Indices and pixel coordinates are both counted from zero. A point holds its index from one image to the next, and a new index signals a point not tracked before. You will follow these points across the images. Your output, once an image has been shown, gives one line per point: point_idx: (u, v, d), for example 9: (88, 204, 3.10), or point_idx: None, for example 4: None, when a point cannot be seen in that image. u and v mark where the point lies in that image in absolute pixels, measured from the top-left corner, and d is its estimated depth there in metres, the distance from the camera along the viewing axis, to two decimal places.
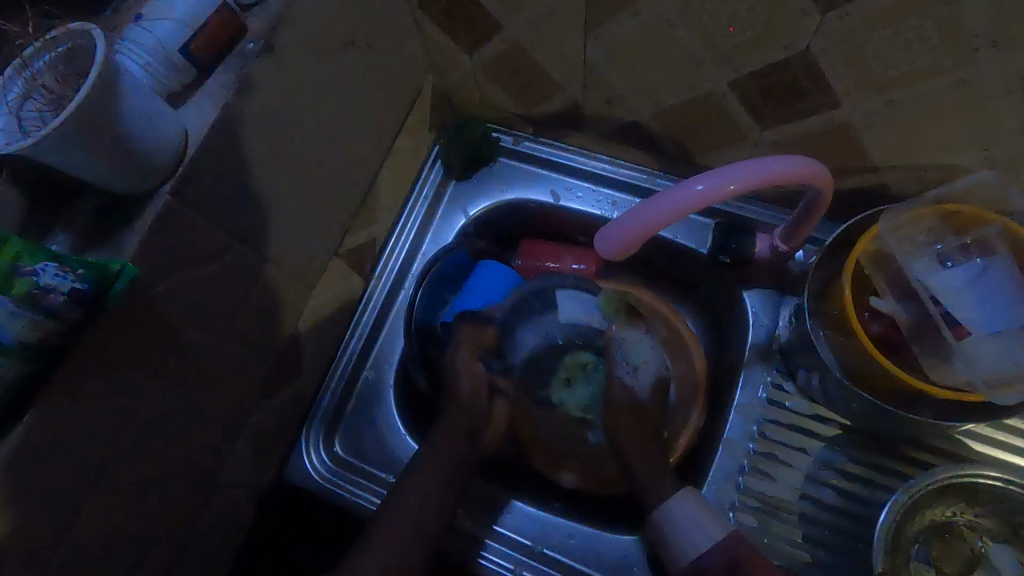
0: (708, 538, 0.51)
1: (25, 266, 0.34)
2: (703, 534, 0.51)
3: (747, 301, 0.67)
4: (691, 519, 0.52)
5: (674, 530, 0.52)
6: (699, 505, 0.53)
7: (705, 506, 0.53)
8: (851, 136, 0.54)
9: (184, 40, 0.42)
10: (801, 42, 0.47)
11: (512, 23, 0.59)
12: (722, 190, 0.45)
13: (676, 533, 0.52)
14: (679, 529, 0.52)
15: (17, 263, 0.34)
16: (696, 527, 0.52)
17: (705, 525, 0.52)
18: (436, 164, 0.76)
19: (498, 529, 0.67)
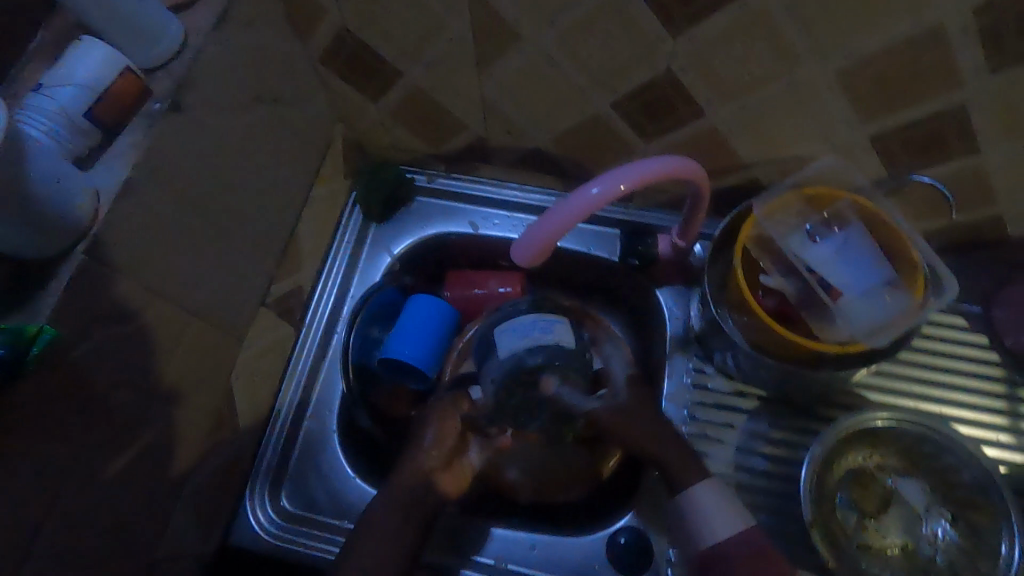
0: (729, 528, 0.52)
1: None
2: (723, 525, 0.52)
3: (661, 298, 0.74)
4: (715, 506, 0.53)
5: (695, 518, 0.54)
6: (723, 497, 0.54)
7: (730, 497, 0.54)
8: (719, 140, 0.63)
9: (88, 105, 0.43)
10: (661, 64, 0.55)
11: (411, 70, 0.64)
12: (615, 190, 0.51)
13: (698, 523, 0.53)
14: (701, 520, 0.53)
15: None
16: (718, 516, 0.53)
17: (725, 514, 0.53)
18: (355, 209, 0.79)
19: (477, 559, 0.67)
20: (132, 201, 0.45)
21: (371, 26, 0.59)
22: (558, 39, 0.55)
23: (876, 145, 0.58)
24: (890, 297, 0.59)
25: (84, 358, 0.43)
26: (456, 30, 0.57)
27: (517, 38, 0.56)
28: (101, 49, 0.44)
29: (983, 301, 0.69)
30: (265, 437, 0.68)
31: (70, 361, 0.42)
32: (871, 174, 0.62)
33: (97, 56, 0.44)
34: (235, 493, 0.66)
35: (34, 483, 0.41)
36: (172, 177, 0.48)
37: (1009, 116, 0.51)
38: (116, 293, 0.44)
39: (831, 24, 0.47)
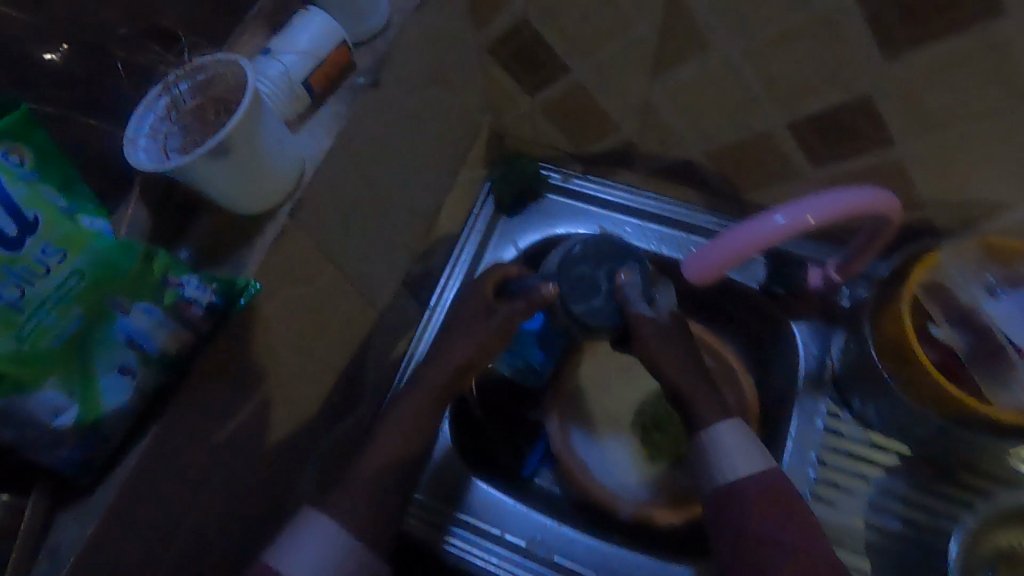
0: (750, 466, 0.50)
1: (173, 278, 0.39)
2: (744, 462, 0.50)
3: (796, 332, 0.70)
4: (736, 448, 0.51)
5: (711, 459, 0.51)
6: (745, 440, 0.51)
7: (750, 439, 0.52)
8: (901, 175, 0.58)
9: (308, 73, 0.44)
10: (860, 87, 0.52)
11: (578, 67, 0.63)
12: (802, 222, 0.47)
13: (720, 459, 0.50)
14: (723, 456, 0.51)
15: (167, 274, 0.39)
16: (738, 456, 0.50)
17: (746, 457, 0.50)
18: (488, 200, 0.79)
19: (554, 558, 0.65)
20: (328, 170, 0.46)
21: (552, 19, 0.59)
22: (749, 52, 0.53)
23: None
24: None
25: (272, 314, 0.45)
26: (641, 31, 0.56)
27: (704, 46, 0.54)
28: (323, 18, 0.45)
29: None
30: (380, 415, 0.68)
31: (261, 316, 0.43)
32: None
33: (321, 25, 0.45)
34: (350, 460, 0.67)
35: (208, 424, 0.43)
36: (362, 150, 0.50)
37: None
38: (301, 255, 0.46)
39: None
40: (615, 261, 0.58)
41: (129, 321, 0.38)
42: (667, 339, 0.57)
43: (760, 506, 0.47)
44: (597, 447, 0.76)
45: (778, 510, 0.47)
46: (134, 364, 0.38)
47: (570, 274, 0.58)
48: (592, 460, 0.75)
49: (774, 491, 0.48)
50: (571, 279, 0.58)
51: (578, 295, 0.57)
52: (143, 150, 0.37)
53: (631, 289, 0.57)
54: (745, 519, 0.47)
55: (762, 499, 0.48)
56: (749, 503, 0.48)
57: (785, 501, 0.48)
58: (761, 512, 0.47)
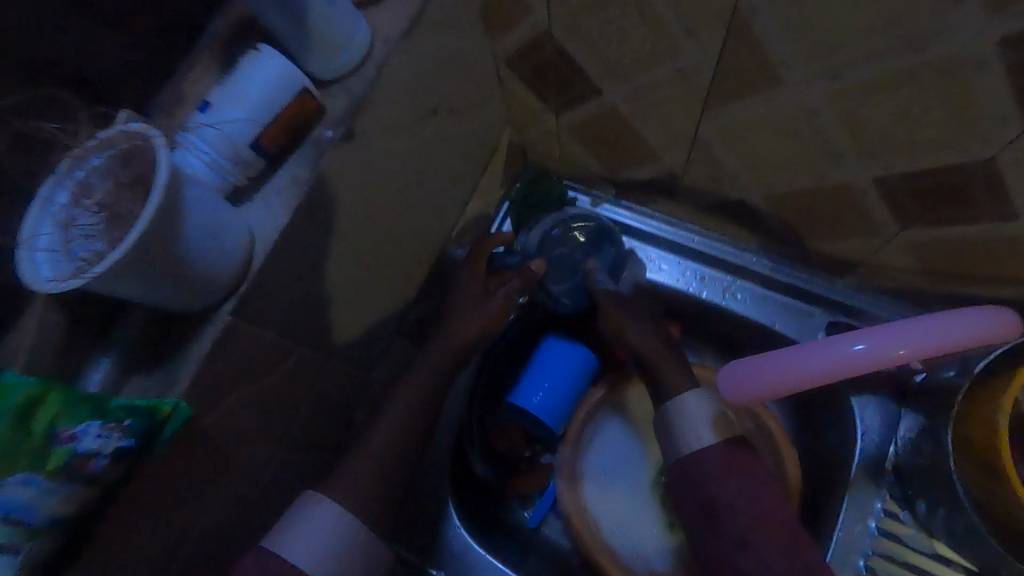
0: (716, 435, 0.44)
1: (64, 431, 0.29)
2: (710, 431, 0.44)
3: (856, 410, 0.59)
4: (699, 414, 0.45)
5: (672, 429, 0.45)
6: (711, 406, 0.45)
7: (717, 404, 0.46)
8: (1019, 251, 0.45)
9: (256, 134, 0.36)
10: (982, 150, 0.39)
11: (612, 90, 0.51)
12: (889, 355, 0.36)
13: (682, 425, 0.45)
14: (686, 422, 0.45)
15: (53, 427, 0.29)
16: (703, 422, 0.44)
17: (711, 424, 0.44)
18: (505, 224, 0.69)
19: None
20: (288, 250, 0.38)
21: (578, 34, 0.47)
22: (833, 96, 0.40)
23: None
24: None
25: (224, 419, 0.38)
26: (692, 60, 0.44)
27: (773, 83, 0.42)
28: (277, 62, 0.36)
29: None
30: None
31: (208, 430, 0.37)
32: None
33: (272, 70, 0.36)
34: None
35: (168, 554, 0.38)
36: (337, 214, 0.41)
37: None
38: (258, 350, 0.39)
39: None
40: (587, 242, 0.62)
41: (4, 497, 0.27)
42: (635, 312, 0.56)
43: (722, 478, 0.42)
44: (612, 507, 0.68)
45: (745, 480, 0.42)
46: (18, 540, 0.29)
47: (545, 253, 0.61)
48: (604, 521, 0.67)
49: (741, 461, 0.43)
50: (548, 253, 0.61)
51: (551, 272, 0.60)
52: (43, 255, 0.30)
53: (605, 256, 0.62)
54: (706, 489, 0.42)
55: (725, 471, 0.42)
56: (713, 476, 0.42)
57: (751, 473, 0.42)
58: (724, 482, 0.42)
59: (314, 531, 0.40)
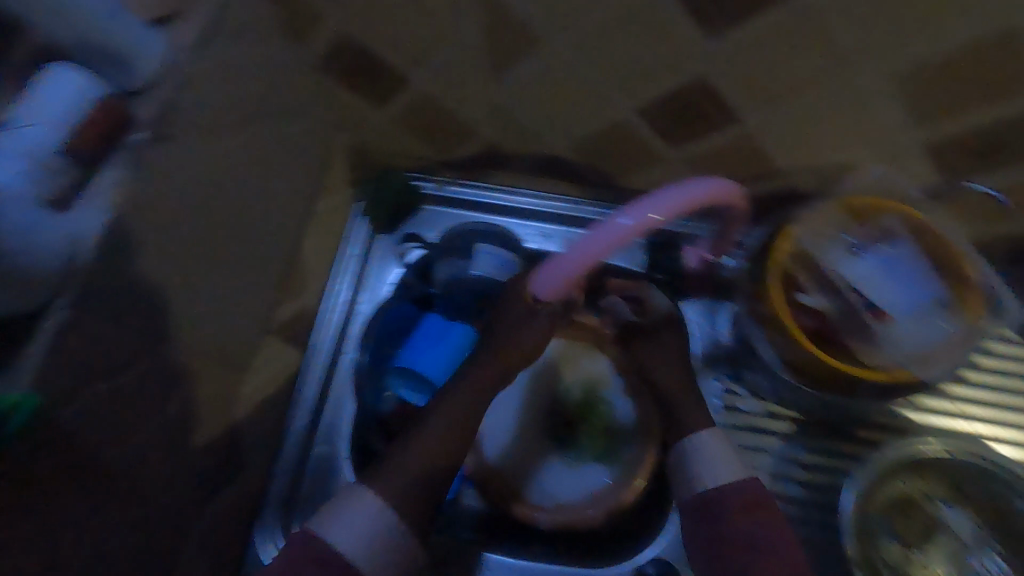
0: (730, 470, 0.50)
1: None
2: (722, 466, 0.51)
3: (686, 312, 0.69)
4: (714, 450, 0.52)
5: (691, 459, 0.53)
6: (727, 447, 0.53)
7: (729, 444, 0.53)
8: (754, 147, 0.57)
9: (63, 140, 0.39)
10: (692, 67, 0.50)
11: (416, 75, 0.59)
12: (649, 220, 0.46)
13: (696, 462, 0.51)
14: (700, 458, 0.52)
15: None
16: (717, 459, 0.52)
17: (726, 461, 0.51)
18: (362, 221, 0.75)
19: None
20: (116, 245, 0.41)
21: (373, 27, 0.54)
22: (578, 43, 0.50)
23: (932, 152, 0.52)
24: (941, 321, 0.55)
25: (80, 416, 0.40)
26: (467, 33, 0.52)
27: (533, 42, 0.51)
28: (75, 76, 0.40)
29: None
30: (274, 465, 0.66)
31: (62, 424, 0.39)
32: (922, 184, 0.56)
33: (69, 84, 0.39)
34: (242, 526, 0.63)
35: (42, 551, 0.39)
36: (154, 213, 0.45)
37: None
38: (102, 344, 0.41)
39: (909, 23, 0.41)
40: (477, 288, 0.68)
41: None
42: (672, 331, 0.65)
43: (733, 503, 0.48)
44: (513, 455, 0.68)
45: (756, 515, 0.46)
46: None
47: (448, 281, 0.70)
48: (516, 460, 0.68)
49: (752, 494, 0.48)
50: (448, 275, 0.70)
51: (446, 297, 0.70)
52: None
53: (494, 285, 0.68)
54: (720, 517, 0.48)
55: (740, 504, 0.47)
56: (723, 503, 0.48)
57: (762, 502, 0.48)
58: (732, 509, 0.48)
59: (350, 521, 0.45)
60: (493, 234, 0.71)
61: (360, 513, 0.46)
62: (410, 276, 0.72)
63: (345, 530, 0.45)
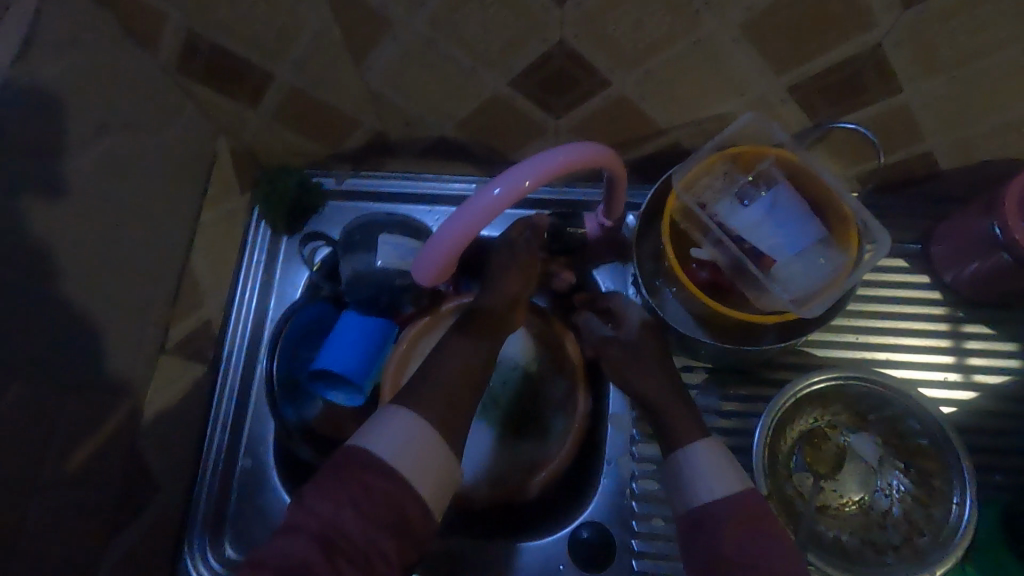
0: (726, 489, 0.48)
1: None
2: (720, 484, 0.49)
3: (596, 279, 0.70)
4: (713, 466, 0.49)
5: (687, 474, 0.50)
6: (724, 459, 0.50)
7: (727, 457, 0.51)
8: (633, 108, 0.57)
9: None
10: (552, 34, 0.49)
11: (281, 70, 0.56)
12: (519, 188, 0.44)
13: (693, 480, 0.49)
14: (697, 477, 0.49)
15: None
16: (714, 475, 0.49)
17: (723, 476, 0.49)
18: (261, 226, 0.72)
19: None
20: None
21: (220, 25, 0.51)
22: (432, 20, 0.49)
23: (794, 96, 0.53)
24: (825, 258, 0.56)
25: None
26: (318, 21, 0.50)
27: (386, 24, 0.49)
28: None
29: (921, 239, 0.66)
30: (195, 487, 0.64)
31: None
32: (792, 128, 0.57)
33: None
34: (168, 553, 0.61)
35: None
36: None
37: (931, 53, 0.47)
38: None
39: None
40: (383, 285, 0.67)
41: None
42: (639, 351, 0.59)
43: (734, 525, 0.46)
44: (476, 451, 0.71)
45: (753, 536, 0.46)
46: None
47: (356, 279, 0.68)
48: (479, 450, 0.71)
49: (747, 514, 0.47)
50: (352, 270, 0.68)
51: (355, 296, 0.68)
52: None
53: (401, 275, 0.67)
54: (719, 540, 0.46)
55: (735, 524, 0.46)
56: (721, 527, 0.46)
57: (758, 523, 0.46)
58: (732, 533, 0.46)
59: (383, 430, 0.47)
60: (395, 223, 0.69)
61: (400, 425, 0.48)
62: (317, 276, 0.70)
63: (385, 443, 0.47)
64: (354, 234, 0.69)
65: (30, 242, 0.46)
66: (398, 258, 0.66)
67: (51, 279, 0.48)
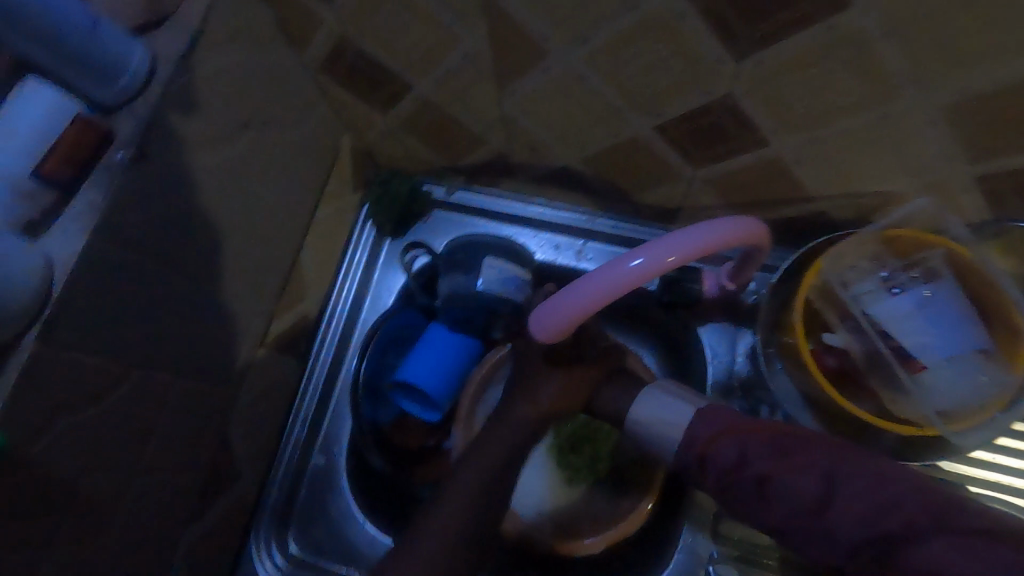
0: (687, 414, 0.49)
1: None
2: (680, 414, 0.49)
3: (702, 337, 0.65)
4: (665, 405, 0.51)
5: (652, 418, 0.51)
6: (673, 393, 0.52)
7: (674, 389, 0.52)
8: (785, 170, 0.52)
9: (31, 164, 0.40)
10: (720, 88, 0.45)
11: (419, 82, 0.55)
12: (662, 264, 0.42)
13: (657, 424, 0.50)
14: (657, 419, 0.50)
15: None
16: (672, 409, 0.50)
17: (678, 404, 0.50)
18: (367, 225, 0.70)
19: None
20: (92, 272, 0.40)
21: (369, 32, 0.51)
22: (591, 57, 0.45)
23: (983, 186, 0.46)
24: (986, 376, 0.49)
25: (53, 445, 0.40)
26: (468, 43, 0.48)
27: (542, 55, 0.47)
28: (43, 93, 0.41)
29: None
30: (269, 478, 0.64)
31: (29, 462, 0.39)
32: (970, 220, 0.50)
33: (44, 99, 0.41)
34: (236, 539, 0.62)
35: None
36: (136, 234, 0.43)
37: None
38: (77, 373, 0.41)
39: (964, 57, 0.36)
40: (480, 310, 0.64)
41: None
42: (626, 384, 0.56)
43: (716, 435, 0.46)
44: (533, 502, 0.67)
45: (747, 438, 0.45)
46: None
47: (451, 299, 0.65)
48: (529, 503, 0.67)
49: (726, 422, 0.46)
50: (450, 289, 0.65)
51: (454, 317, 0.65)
52: None
53: (502, 303, 0.63)
54: (717, 461, 0.45)
55: (721, 433, 0.46)
56: (705, 441, 0.46)
57: (744, 427, 0.46)
58: (716, 445, 0.46)
59: None
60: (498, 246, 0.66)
61: None
62: (413, 285, 0.69)
63: None
64: (460, 250, 0.66)
65: (169, 229, 0.47)
66: (501, 287, 0.62)
67: (181, 267, 0.49)
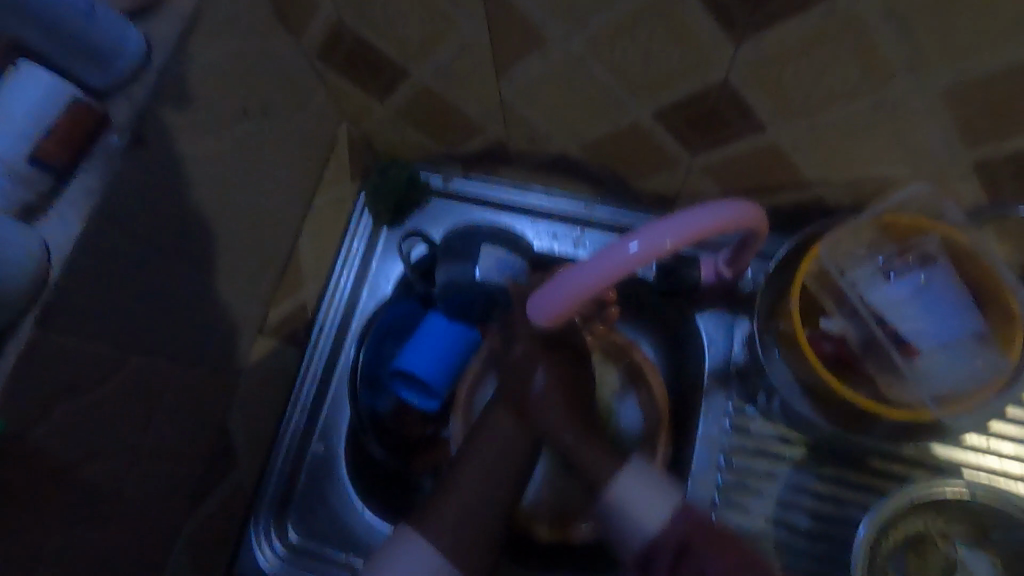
0: (656, 518, 0.46)
1: None
2: (653, 515, 0.46)
3: (701, 326, 0.65)
4: (638, 497, 0.47)
5: (623, 506, 0.47)
6: (641, 484, 0.47)
7: (643, 477, 0.47)
8: (782, 156, 0.52)
9: (31, 147, 0.39)
10: (719, 74, 0.45)
11: (417, 69, 0.55)
12: (660, 248, 0.42)
13: (626, 517, 0.47)
14: (626, 511, 0.47)
15: None
16: (642, 506, 0.47)
17: (656, 503, 0.47)
18: (364, 215, 0.70)
19: None
20: (92, 258, 0.40)
21: (368, 19, 0.50)
22: (591, 43, 0.45)
23: (979, 172, 0.46)
24: (979, 360, 0.50)
25: (51, 432, 0.40)
26: (466, 29, 0.48)
27: (541, 40, 0.47)
28: (43, 78, 0.40)
29: None
30: (268, 466, 0.64)
31: (30, 448, 0.39)
32: (965, 206, 0.50)
33: (39, 84, 0.40)
34: (235, 527, 0.62)
35: (6, 564, 0.39)
36: (134, 222, 0.43)
37: None
38: (76, 360, 0.41)
39: (961, 42, 0.36)
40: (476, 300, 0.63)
41: None
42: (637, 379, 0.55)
43: (691, 544, 0.45)
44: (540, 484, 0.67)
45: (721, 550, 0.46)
46: None
47: (448, 288, 0.64)
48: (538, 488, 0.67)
49: (701, 528, 0.46)
50: (446, 278, 0.65)
51: (455, 307, 0.64)
52: None
53: (500, 291, 0.62)
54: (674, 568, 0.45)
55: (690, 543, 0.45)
56: (677, 549, 0.45)
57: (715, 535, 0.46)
58: (685, 548, 0.46)
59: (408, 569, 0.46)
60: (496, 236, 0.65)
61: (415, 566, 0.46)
62: (411, 274, 0.68)
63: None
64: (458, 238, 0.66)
65: (167, 215, 0.47)
66: (497, 273, 0.63)
67: (180, 253, 0.49)
